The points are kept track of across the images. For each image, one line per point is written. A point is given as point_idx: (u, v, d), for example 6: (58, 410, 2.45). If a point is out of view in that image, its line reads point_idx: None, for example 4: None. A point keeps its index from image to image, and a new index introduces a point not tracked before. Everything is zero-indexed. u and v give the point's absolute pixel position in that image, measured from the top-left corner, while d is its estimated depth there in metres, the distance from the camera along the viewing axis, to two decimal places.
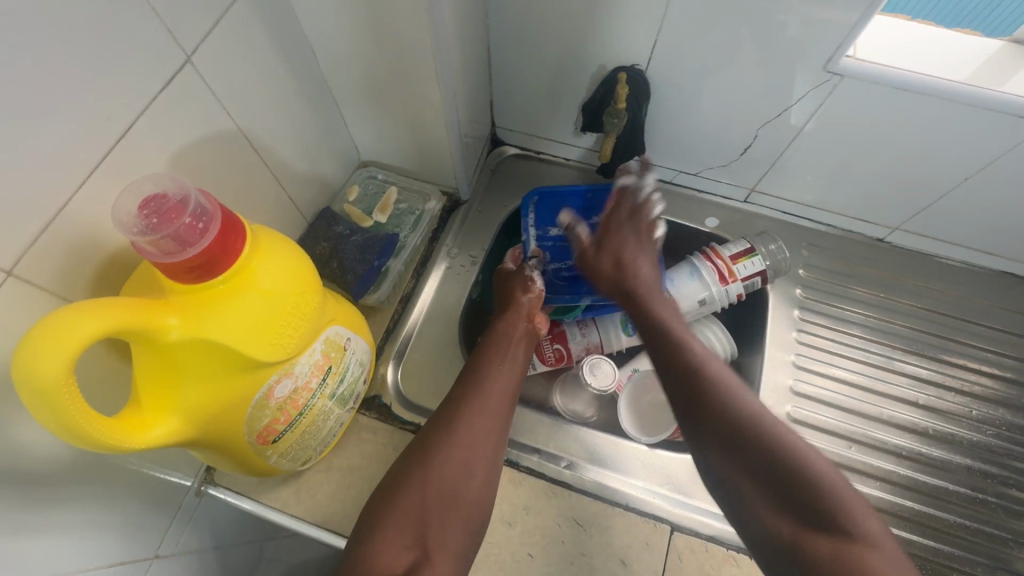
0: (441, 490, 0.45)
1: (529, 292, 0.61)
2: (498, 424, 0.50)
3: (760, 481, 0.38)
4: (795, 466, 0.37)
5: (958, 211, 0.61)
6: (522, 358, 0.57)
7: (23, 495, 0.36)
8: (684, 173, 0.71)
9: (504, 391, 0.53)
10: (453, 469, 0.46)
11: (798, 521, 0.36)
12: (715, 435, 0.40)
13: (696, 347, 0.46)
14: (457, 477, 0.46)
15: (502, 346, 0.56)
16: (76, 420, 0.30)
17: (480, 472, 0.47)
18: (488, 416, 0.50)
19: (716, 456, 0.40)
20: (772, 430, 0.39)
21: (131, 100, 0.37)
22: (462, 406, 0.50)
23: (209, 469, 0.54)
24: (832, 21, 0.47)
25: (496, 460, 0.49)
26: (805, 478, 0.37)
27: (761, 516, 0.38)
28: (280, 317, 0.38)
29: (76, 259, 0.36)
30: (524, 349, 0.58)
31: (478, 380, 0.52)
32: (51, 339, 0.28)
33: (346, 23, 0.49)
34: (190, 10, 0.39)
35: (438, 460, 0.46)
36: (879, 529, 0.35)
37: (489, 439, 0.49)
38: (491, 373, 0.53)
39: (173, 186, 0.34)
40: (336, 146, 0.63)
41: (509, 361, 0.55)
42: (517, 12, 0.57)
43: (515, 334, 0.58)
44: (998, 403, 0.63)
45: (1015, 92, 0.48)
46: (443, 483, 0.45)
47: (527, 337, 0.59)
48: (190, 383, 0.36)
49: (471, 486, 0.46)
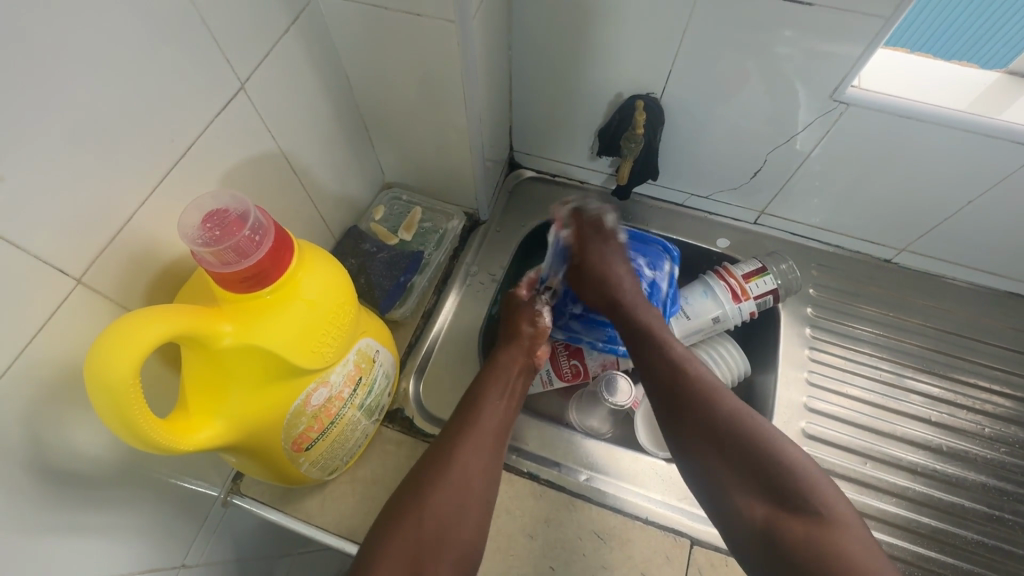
0: (436, 525, 0.46)
1: (536, 325, 0.62)
2: (492, 459, 0.51)
3: (738, 473, 0.44)
4: (768, 459, 0.43)
5: (962, 232, 0.63)
6: (518, 391, 0.58)
7: (70, 496, 0.37)
8: (695, 196, 0.73)
9: (499, 427, 0.54)
10: (448, 504, 0.47)
11: (773, 506, 0.42)
12: (700, 431, 0.47)
13: (676, 354, 0.53)
14: (451, 513, 0.47)
15: (501, 380, 0.57)
16: (136, 420, 0.32)
17: (474, 509, 0.48)
18: (482, 452, 0.51)
19: (699, 448, 0.46)
20: (747, 430, 0.45)
21: (190, 125, 0.40)
22: (457, 442, 0.51)
23: (235, 479, 0.55)
24: (837, 54, 0.50)
25: (489, 495, 0.49)
26: (779, 468, 0.43)
27: (737, 503, 0.43)
28: (321, 327, 0.40)
29: (134, 269, 0.38)
30: (521, 383, 0.59)
31: (474, 415, 0.53)
32: (123, 343, 0.31)
33: (381, 54, 0.53)
34: (245, 42, 0.42)
35: (433, 496, 0.47)
36: (844, 511, 0.40)
37: (483, 475, 0.50)
38: (487, 409, 0.54)
39: (233, 203, 0.37)
40: (364, 167, 0.66)
41: (507, 395, 0.56)
42: (538, 44, 0.61)
43: (514, 368, 0.59)
44: (1010, 420, 0.64)
45: (1012, 119, 0.50)
46: (438, 519, 0.46)
47: (525, 370, 0.60)
48: (236, 389, 0.38)
49: (465, 522, 0.47)
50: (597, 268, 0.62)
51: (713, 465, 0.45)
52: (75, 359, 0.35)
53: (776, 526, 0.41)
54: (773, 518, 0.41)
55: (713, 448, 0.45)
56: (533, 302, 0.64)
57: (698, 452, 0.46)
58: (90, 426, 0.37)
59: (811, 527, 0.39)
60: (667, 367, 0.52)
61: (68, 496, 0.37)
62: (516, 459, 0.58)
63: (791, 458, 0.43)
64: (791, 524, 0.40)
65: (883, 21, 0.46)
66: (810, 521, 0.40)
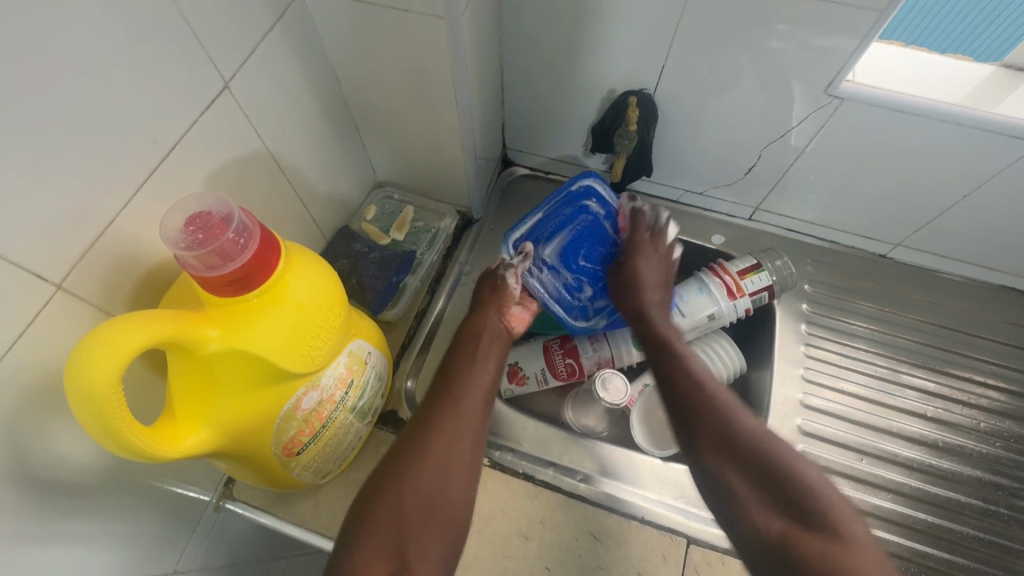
0: (418, 495, 0.42)
1: (496, 288, 0.62)
2: (473, 424, 0.48)
3: (752, 485, 0.40)
4: (785, 474, 0.39)
5: (957, 226, 0.63)
6: (495, 360, 0.56)
7: (55, 506, 0.36)
8: (690, 193, 0.73)
9: (478, 392, 0.51)
10: (433, 473, 0.43)
11: (791, 520, 0.37)
12: (712, 442, 0.43)
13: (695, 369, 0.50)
14: (433, 480, 0.43)
15: (473, 349, 0.56)
16: (120, 428, 0.31)
17: (459, 475, 0.44)
18: (464, 417, 0.48)
19: (710, 459, 0.42)
20: (763, 444, 0.41)
21: (173, 125, 0.39)
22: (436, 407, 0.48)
23: (227, 484, 0.54)
24: (831, 48, 0.50)
25: (474, 462, 0.46)
26: (799, 481, 0.39)
27: (754, 518, 0.39)
28: (310, 330, 0.40)
29: (117, 274, 0.37)
30: (496, 351, 0.57)
31: (450, 382, 0.51)
32: (103, 350, 0.30)
33: (370, 52, 0.52)
34: (229, 40, 0.41)
35: (415, 465, 0.43)
36: (865, 533, 0.36)
37: (465, 440, 0.47)
38: (467, 373, 0.52)
39: (217, 205, 0.36)
40: (354, 166, 0.65)
41: (484, 359, 0.55)
42: (529, 40, 0.60)
43: (484, 335, 0.58)
44: (1005, 415, 0.64)
45: (1006, 113, 0.50)
46: (419, 488, 0.42)
47: (497, 338, 0.59)
48: (224, 394, 0.37)
49: (451, 487, 0.44)
50: (636, 277, 0.61)
51: (723, 476, 0.41)
52: (58, 366, 0.35)
53: (794, 544, 0.36)
54: (790, 535, 0.37)
55: (725, 458, 0.42)
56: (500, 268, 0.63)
57: (709, 462, 0.42)
58: (75, 434, 0.37)
59: (833, 548, 0.35)
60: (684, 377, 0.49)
61: (54, 507, 0.36)
62: (511, 459, 0.58)
63: (809, 475, 0.39)
64: (813, 542, 0.35)
65: (877, 15, 0.46)
66: (832, 540, 0.35)
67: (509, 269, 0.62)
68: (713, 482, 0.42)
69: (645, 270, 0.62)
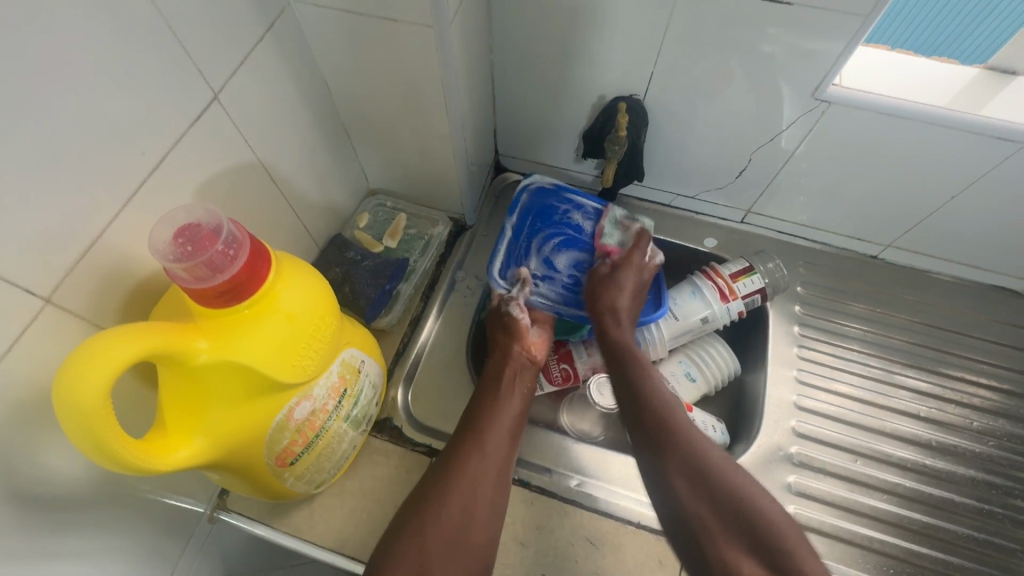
0: (442, 539, 0.43)
1: (508, 326, 0.61)
2: (499, 465, 0.49)
3: (722, 523, 0.40)
4: (755, 513, 0.40)
5: (946, 227, 0.63)
6: (521, 396, 0.56)
7: (46, 520, 0.36)
8: (681, 197, 0.73)
9: (505, 429, 0.52)
10: (454, 511, 0.44)
11: (762, 565, 0.37)
12: (680, 471, 0.44)
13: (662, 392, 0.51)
14: (456, 524, 0.44)
15: (498, 385, 0.56)
16: (110, 443, 0.31)
17: (481, 514, 0.45)
18: (488, 456, 0.49)
19: (682, 494, 0.43)
20: (733, 480, 0.42)
21: (163, 137, 0.39)
22: (462, 447, 0.49)
23: (222, 494, 0.54)
24: (817, 53, 0.50)
25: (497, 500, 0.47)
26: (766, 522, 0.39)
27: (722, 557, 0.39)
28: (301, 340, 0.40)
29: (107, 286, 0.37)
30: (522, 387, 0.57)
31: (476, 421, 0.52)
32: (92, 364, 0.30)
33: (361, 62, 0.52)
34: (218, 51, 0.41)
35: (438, 505, 0.44)
36: None
37: (489, 480, 0.48)
38: (489, 412, 0.53)
39: (205, 216, 0.36)
40: (347, 175, 0.65)
41: (510, 398, 0.55)
42: (520, 47, 0.61)
43: (507, 370, 0.58)
44: (998, 414, 0.64)
45: (991, 115, 0.51)
46: (444, 530, 0.43)
47: (521, 372, 0.58)
48: (215, 405, 0.37)
49: (474, 529, 0.44)
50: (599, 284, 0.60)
51: (692, 508, 0.42)
52: (46, 379, 0.34)
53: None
54: None
55: (695, 494, 0.42)
56: (506, 302, 0.61)
57: (679, 495, 0.43)
58: (64, 447, 0.36)
59: None
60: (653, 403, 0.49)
61: (44, 521, 0.36)
62: None
63: (776, 515, 0.40)
64: None
65: (861, 20, 0.47)
66: None
67: (510, 303, 0.61)
68: (682, 517, 0.42)
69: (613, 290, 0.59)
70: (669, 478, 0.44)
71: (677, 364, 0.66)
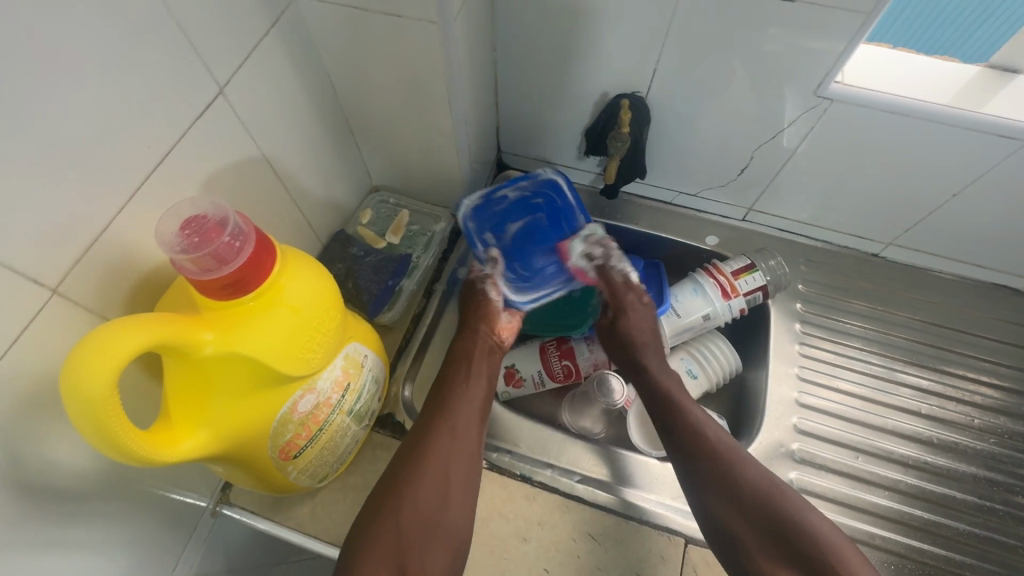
0: (418, 518, 0.44)
1: (482, 304, 0.61)
2: (469, 443, 0.50)
3: (762, 537, 0.45)
4: (796, 527, 0.44)
5: (948, 225, 0.63)
6: (487, 375, 0.56)
7: (51, 511, 0.36)
8: (683, 194, 0.74)
9: (472, 406, 0.52)
10: (427, 494, 0.46)
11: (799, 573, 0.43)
12: (723, 496, 0.47)
13: (693, 407, 0.53)
14: (430, 504, 0.45)
15: (465, 365, 0.56)
16: (118, 432, 0.32)
17: (455, 491, 0.47)
18: (458, 437, 0.49)
19: (725, 514, 0.46)
20: (779, 501, 0.46)
21: (168, 131, 0.39)
22: (428, 427, 0.49)
23: (224, 489, 0.54)
24: (820, 50, 0.50)
25: (470, 478, 0.48)
26: (806, 535, 0.44)
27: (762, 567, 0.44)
28: (306, 333, 0.40)
29: (113, 277, 0.38)
30: (488, 366, 0.57)
31: (445, 400, 0.52)
32: (100, 354, 0.30)
33: (364, 58, 0.52)
34: (222, 46, 0.41)
35: (413, 485, 0.46)
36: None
37: (461, 459, 0.48)
38: (456, 391, 0.53)
39: (212, 209, 0.36)
40: (350, 171, 0.65)
41: (474, 377, 0.55)
42: (523, 45, 0.61)
43: (477, 350, 0.58)
44: (999, 411, 0.64)
45: (993, 112, 0.51)
46: (420, 508, 0.45)
47: (490, 353, 0.59)
48: (220, 397, 0.37)
49: (448, 508, 0.46)
50: (626, 325, 0.60)
51: (734, 527, 0.46)
52: (53, 371, 0.35)
53: None
54: None
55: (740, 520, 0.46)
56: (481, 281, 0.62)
57: (722, 516, 0.46)
58: (70, 439, 0.37)
59: None
60: (685, 415, 0.52)
61: (50, 512, 0.36)
62: (509, 461, 0.58)
63: (821, 529, 0.44)
64: None
65: (864, 17, 0.47)
66: None
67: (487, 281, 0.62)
68: (725, 536, 0.46)
69: (640, 319, 0.61)
70: (714, 496, 0.47)
71: (679, 361, 0.66)
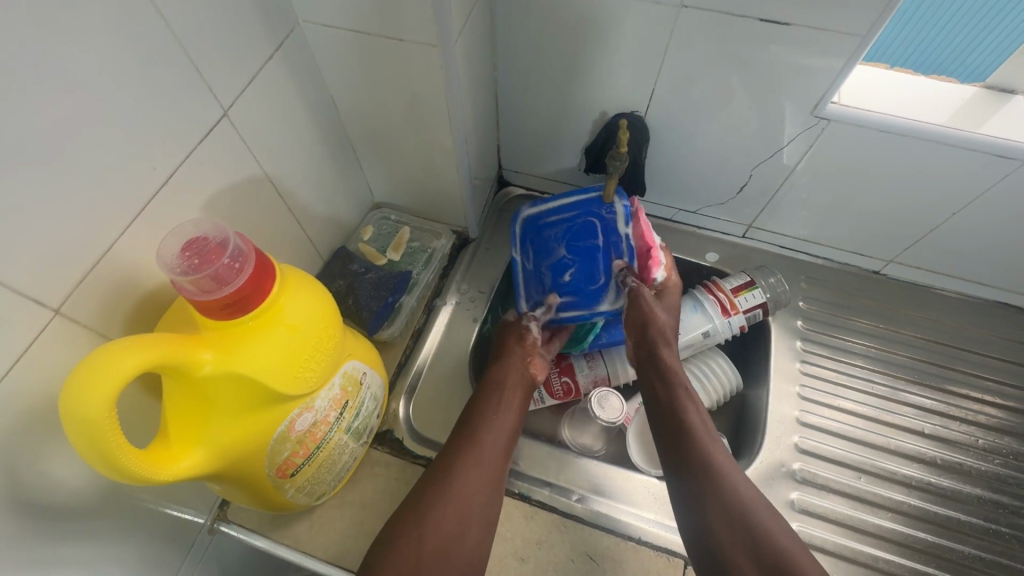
0: (440, 544, 0.42)
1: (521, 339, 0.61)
2: (494, 474, 0.48)
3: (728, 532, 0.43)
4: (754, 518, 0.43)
5: (949, 243, 0.63)
6: (518, 407, 0.55)
7: (46, 529, 0.36)
8: (683, 211, 0.74)
9: (500, 438, 0.51)
10: (448, 521, 0.44)
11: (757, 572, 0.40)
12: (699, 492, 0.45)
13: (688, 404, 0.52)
14: (451, 531, 0.43)
15: (499, 390, 0.55)
16: (113, 452, 0.32)
17: (476, 522, 0.45)
18: (485, 467, 0.48)
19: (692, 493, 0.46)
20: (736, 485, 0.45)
21: (174, 152, 0.40)
22: (459, 454, 0.48)
23: (222, 505, 0.54)
24: (818, 69, 0.51)
25: (491, 512, 0.46)
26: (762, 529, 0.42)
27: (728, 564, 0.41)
28: (304, 351, 0.40)
29: (115, 296, 0.38)
30: (519, 396, 0.56)
31: (476, 429, 0.51)
32: (98, 373, 0.30)
33: (367, 78, 0.53)
34: (228, 70, 0.42)
35: (436, 509, 0.44)
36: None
37: (485, 491, 0.47)
38: (487, 421, 0.52)
39: (213, 230, 0.37)
40: (352, 188, 0.66)
41: (505, 410, 0.54)
42: (523, 66, 0.62)
43: (509, 381, 0.57)
44: (1003, 432, 0.63)
45: (990, 133, 0.51)
46: (438, 534, 0.43)
47: (522, 383, 0.57)
48: (218, 416, 0.38)
49: (467, 539, 0.44)
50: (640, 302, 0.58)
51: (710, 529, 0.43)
52: (52, 388, 0.35)
53: None
54: None
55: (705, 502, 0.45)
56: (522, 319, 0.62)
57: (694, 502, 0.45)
58: (69, 455, 0.37)
59: None
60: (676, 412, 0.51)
61: (48, 529, 0.36)
62: (507, 479, 0.58)
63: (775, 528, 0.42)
64: None
65: (859, 39, 0.47)
66: None
67: (530, 318, 0.62)
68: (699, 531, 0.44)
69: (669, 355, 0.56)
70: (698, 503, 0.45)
71: None
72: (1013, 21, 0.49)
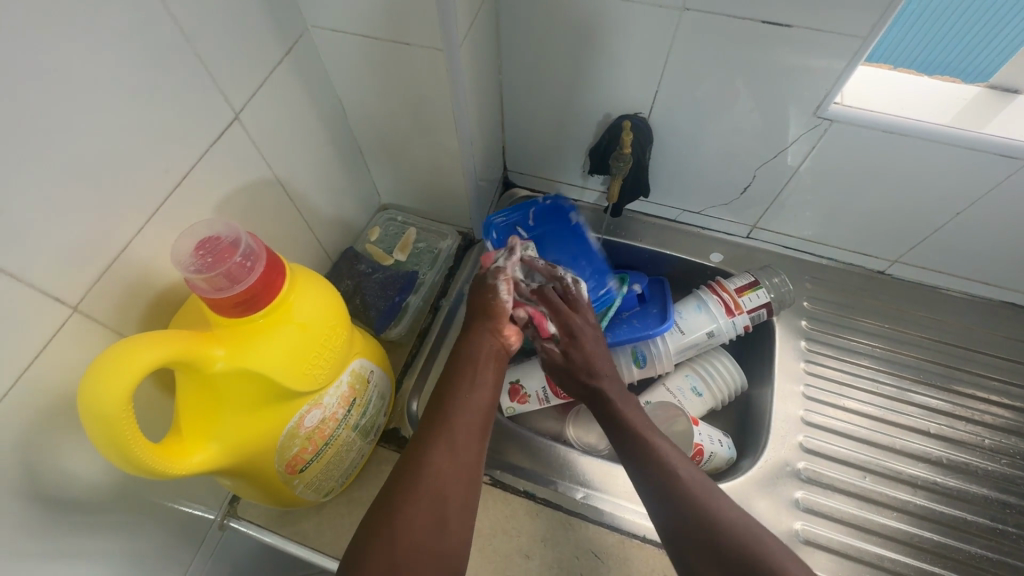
0: (415, 542, 0.40)
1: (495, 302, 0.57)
2: (468, 460, 0.45)
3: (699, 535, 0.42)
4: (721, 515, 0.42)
5: (953, 242, 0.63)
6: (492, 383, 0.52)
7: (63, 522, 0.37)
8: (687, 212, 0.74)
9: (474, 421, 0.48)
10: (422, 516, 0.41)
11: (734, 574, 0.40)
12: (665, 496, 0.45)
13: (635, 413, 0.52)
14: (427, 526, 0.41)
15: (468, 374, 0.51)
16: (129, 446, 0.33)
17: (453, 515, 0.42)
18: (458, 455, 0.45)
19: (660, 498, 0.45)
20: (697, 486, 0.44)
21: (187, 155, 0.41)
22: (429, 441, 0.45)
23: (232, 502, 0.55)
24: (821, 70, 0.51)
25: (469, 500, 0.44)
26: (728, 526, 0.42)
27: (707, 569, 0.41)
28: (313, 348, 0.41)
29: (131, 294, 0.39)
30: (495, 372, 0.53)
31: (447, 410, 0.48)
32: (115, 368, 0.31)
33: (374, 82, 0.54)
34: (240, 75, 0.44)
35: (409, 504, 0.41)
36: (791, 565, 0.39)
37: (460, 478, 0.44)
38: (458, 403, 0.48)
39: (225, 230, 0.38)
40: (360, 190, 0.67)
41: (477, 389, 0.50)
42: (528, 69, 0.63)
43: (483, 356, 0.53)
44: (1010, 432, 0.63)
45: (993, 132, 0.51)
46: (412, 533, 0.40)
47: (498, 358, 0.54)
48: (230, 411, 0.39)
49: (443, 534, 0.41)
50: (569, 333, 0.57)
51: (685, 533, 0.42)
52: (70, 384, 0.36)
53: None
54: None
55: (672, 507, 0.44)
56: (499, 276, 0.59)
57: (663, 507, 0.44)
58: (86, 450, 0.38)
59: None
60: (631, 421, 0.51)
61: (65, 522, 0.37)
62: (513, 477, 0.58)
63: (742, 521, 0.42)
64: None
65: (860, 41, 0.48)
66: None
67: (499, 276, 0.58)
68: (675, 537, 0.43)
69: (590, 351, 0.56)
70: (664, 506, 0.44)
71: (683, 378, 0.66)
72: (1016, 22, 0.49)
